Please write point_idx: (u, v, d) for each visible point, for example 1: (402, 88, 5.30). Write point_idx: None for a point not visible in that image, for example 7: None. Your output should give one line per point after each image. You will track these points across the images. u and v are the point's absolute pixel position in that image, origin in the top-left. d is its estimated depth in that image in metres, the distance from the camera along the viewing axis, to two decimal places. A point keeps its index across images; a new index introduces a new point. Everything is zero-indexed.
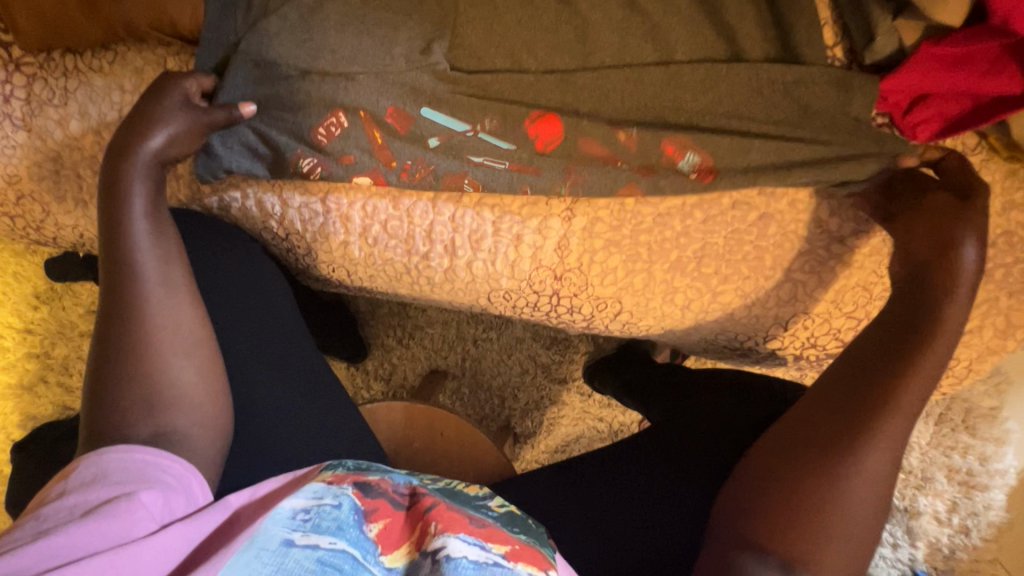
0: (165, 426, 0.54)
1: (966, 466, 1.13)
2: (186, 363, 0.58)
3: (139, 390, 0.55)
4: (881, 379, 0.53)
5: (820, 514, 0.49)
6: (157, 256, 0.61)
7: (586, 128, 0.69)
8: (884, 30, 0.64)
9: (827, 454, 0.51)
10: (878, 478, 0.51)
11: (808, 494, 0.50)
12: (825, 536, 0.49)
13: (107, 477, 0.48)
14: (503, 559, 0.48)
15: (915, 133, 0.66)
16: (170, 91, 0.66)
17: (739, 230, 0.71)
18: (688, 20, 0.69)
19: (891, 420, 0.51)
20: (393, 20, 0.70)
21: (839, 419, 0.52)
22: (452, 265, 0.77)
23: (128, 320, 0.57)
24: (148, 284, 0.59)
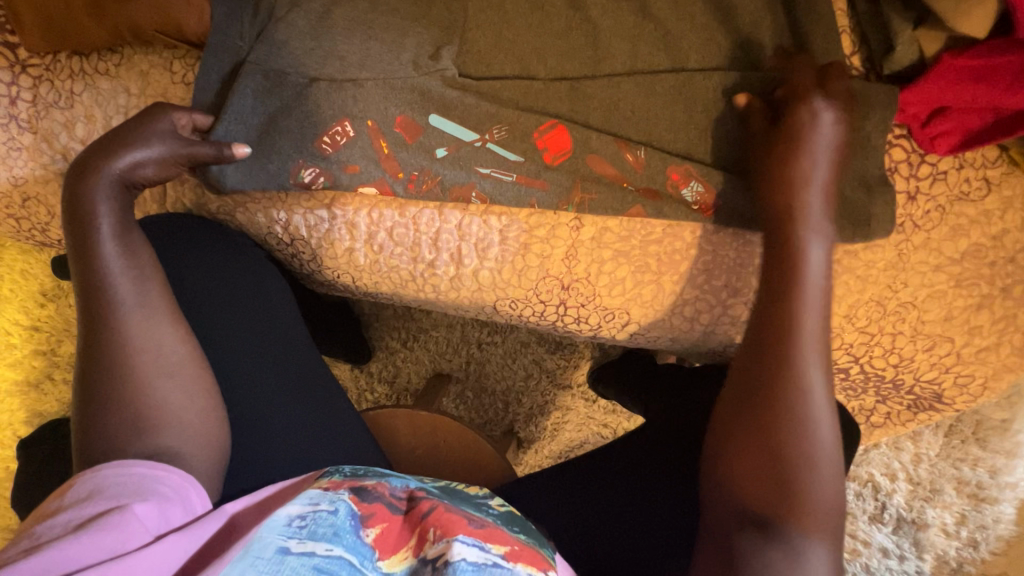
0: (157, 445, 0.54)
1: (975, 478, 1.12)
2: (173, 384, 0.57)
3: (124, 414, 0.54)
4: (784, 327, 0.53)
5: (785, 475, 0.49)
6: (133, 277, 0.58)
7: (595, 145, 0.69)
8: (904, 39, 0.62)
9: (767, 421, 0.51)
10: (823, 415, 0.51)
11: (763, 463, 0.50)
12: (803, 495, 0.48)
13: (102, 491, 0.48)
14: (502, 560, 0.47)
15: (932, 145, 0.64)
16: (157, 118, 0.64)
17: (752, 242, 0.69)
18: (701, 28, 0.68)
19: (805, 357, 0.52)
20: (400, 25, 0.71)
21: (763, 385, 0.52)
22: (458, 273, 0.75)
23: (111, 343, 0.55)
24: (127, 307, 0.57)
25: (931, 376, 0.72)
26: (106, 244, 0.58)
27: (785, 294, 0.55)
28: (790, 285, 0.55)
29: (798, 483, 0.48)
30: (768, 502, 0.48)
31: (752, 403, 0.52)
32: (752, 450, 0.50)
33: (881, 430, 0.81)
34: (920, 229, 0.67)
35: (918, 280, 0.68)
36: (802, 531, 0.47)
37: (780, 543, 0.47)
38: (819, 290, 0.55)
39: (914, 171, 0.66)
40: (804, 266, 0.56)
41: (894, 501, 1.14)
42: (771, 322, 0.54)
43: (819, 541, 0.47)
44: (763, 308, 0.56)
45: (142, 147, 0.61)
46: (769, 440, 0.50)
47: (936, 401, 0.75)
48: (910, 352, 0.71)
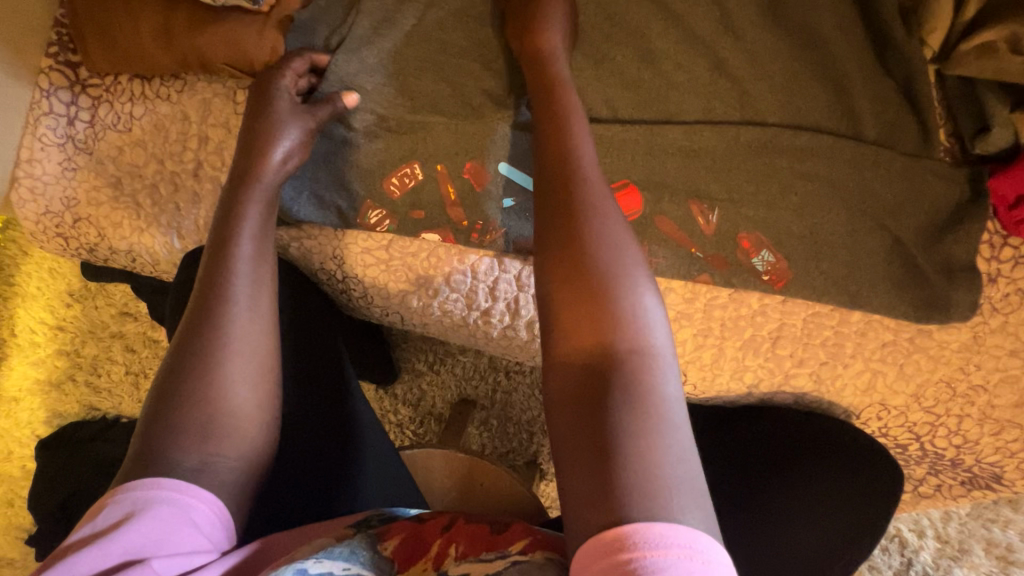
0: (212, 457, 0.51)
1: (1006, 541, 1.09)
2: (250, 393, 0.54)
3: (198, 411, 0.51)
4: (574, 190, 0.47)
5: (599, 332, 0.42)
6: (252, 279, 0.57)
7: (665, 206, 0.68)
8: (1001, 121, 0.61)
9: (565, 289, 0.44)
10: (637, 260, 0.45)
11: (603, 326, 0.42)
12: (634, 347, 0.42)
13: (128, 530, 0.44)
14: (520, 555, 0.46)
15: (1018, 229, 0.62)
16: (276, 94, 0.65)
17: (821, 313, 0.67)
18: (781, 89, 0.67)
19: (595, 206, 0.47)
20: (473, 68, 0.70)
21: (571, 245, 0.45)
22: (512, 323, 0.74)
23: (209, 334, 0.54)
24: (236, 306, 0.55)
25: (994, 458, 0.70)
26: (243, 245, 0.58)
27: (553, 154, 0.50)
28: (556, 157, 0.50)
29: (635, 339, 0.42)
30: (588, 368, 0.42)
31: (551, 281, 0.45)
32: (586, 310, 0.43)
33: (929, 501, 0.80)
34: (999, 312, 0.65)
35: (991, 363, 0.66)
36: (636, 383, 0.40)
37: (623, 402, 0.40)
38: (589, 152, 0.51)
39: (995, 253, 0.64)
40: (577, 135, 0.52)
41: (921, 558, 1.11)
42: (548, 181, 0.49)
43: (667, 394, 0.41)
44: (542, 178, 0.50)
45: (289, 136, 0.64)
46: (593, 293, 0.43)
47: (994, 481, 0.73)
48: (975, 435, 0.69)
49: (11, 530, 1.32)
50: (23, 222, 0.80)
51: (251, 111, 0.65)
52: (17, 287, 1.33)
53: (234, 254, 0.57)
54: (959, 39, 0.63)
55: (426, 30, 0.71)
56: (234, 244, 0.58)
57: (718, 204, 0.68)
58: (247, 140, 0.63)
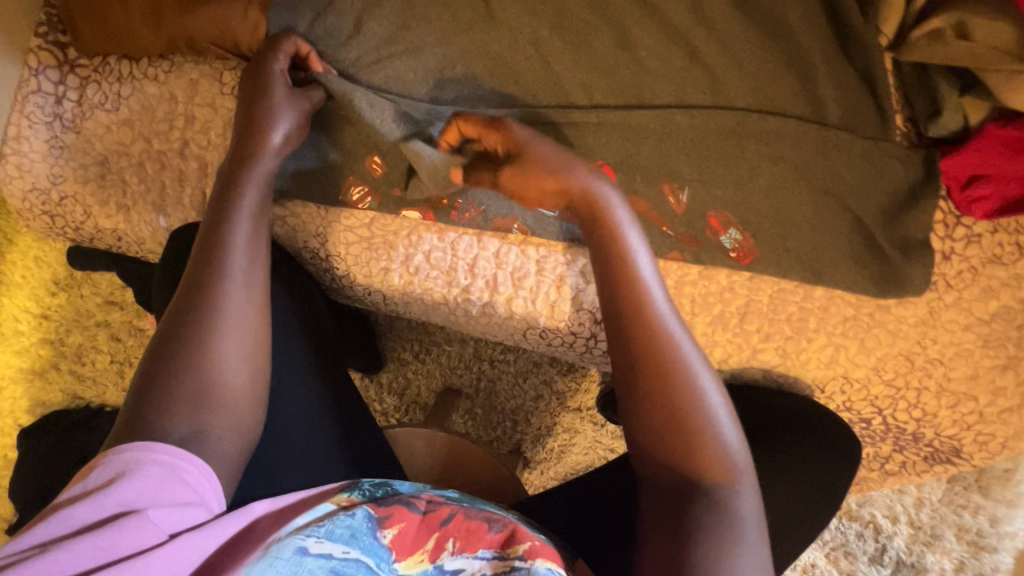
0: (203, 425, 0.51)
1: (976, 526, 1.08)
2: (242, 366, 0.55)
3: (193, 382, 0.52)
4: (643, 311, 0.53)
5: (685, 445, 0.50)
6: (248, 257, 0.59)
7: (638, 186, 0.71)
8: (951, 105, 0.65)
9: (654, 405, 0.51)
10: (706, 373, 0.52)
11: (680, 442, 0.50)
12: (712, 463, 0.49)
13: (121, 487, 0.44)
14: (521, 560, 0.48)
15: (969, 208, 0.66)
16: (270, 77, 0.66)
17: (786, 289, 0.70)
18: (749, 74, 0.70)
19: (666, 327, 0.53)
20: (455, 53, 0.73)
21: (652, 370, 0.52)
22: (491, 300, 0.75)
23: (204, 310, 0.55)
24: (231, 283, 0.57)
25: (952, 431, 0.73)
26: (239, 223, 0.60)
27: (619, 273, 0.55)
28: (620, 271, 0.55)
29: (709, 453, 0.50)
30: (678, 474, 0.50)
31: (637, 394, 0.52)
32: (667, 432, 0.51)
33: (895, 478, 0.82)
34: (952, 288, 0.68)
35: (946, 337, 0.69)
36: (719, 486, 0.49)
37: (708, 507, 0.48)
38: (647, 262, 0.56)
39: (949, 232, 0.67)
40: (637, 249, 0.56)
41: (894, 543, 1.10)
42: (619, 299, 0.54)
43: (741, 501, 0.49)
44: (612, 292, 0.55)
45: (284, 120, 0.65)
46: (675, 415, 0.50)
47: (953, 455, 0.75)
48: (933, 408, 0.71)
49: None
50: (10, 200, 0.81)
51: (244, 94, 0.66)
52: None
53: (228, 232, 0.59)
54: (913, 29, 0.66)
55: (410, 15, 0.73)
56: (230, 225, 0.59)
57: (689, 184, 0.70)
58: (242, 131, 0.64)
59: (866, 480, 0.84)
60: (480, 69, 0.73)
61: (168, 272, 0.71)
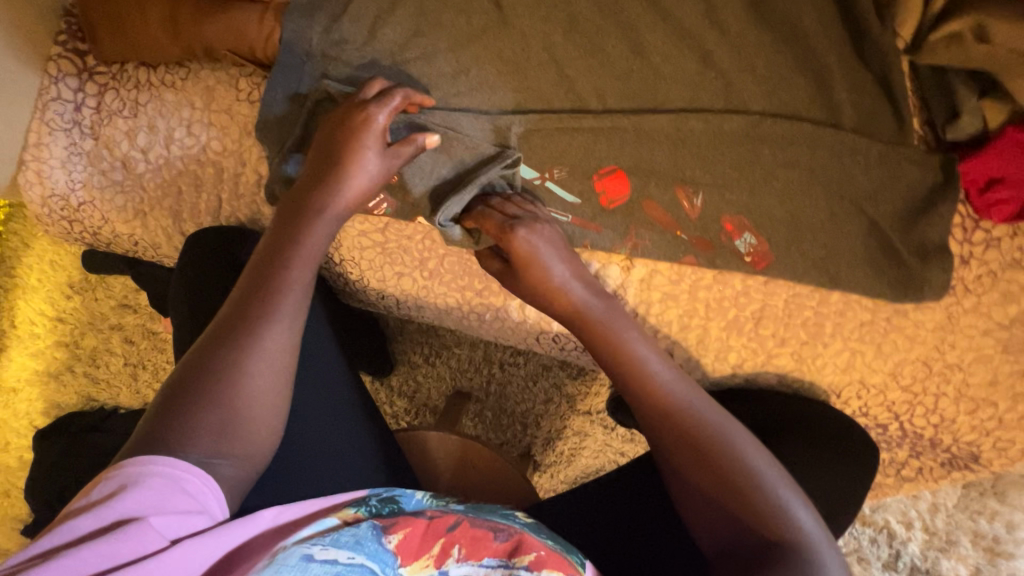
0: (218, 451, 0.49)
1: (992, 532, 1.07)
2: (271, 401, 0.53)
3: (218, 409, 0.49)
4: (655, 379, 0.55)
5: (744, 505, 0.49)
6: (298, 294, 0.57)
7: (652, 191, 0.71)
8: (969, 108, 0.65)
9: (695, 468, 0.51)
10: (731, 422, 0.53)
11: (727, 485, 0.50)
12: (766, 500, 0.48)
13: (123, 499, 0.43)
14: (526, 571, 0.47)
15: (988, 212, 0.65)
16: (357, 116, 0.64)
17: (802, 294, 0.69)
18: (763, 79, 0.70)
19: (685, 393, 0.54)
20: (469, 59, 0.73)
21: (680, 421, 0.53)
22: (505, 304, 0.76)
23: (241, 348, 0.52)
24: (279, 319, 0.54)
25: (970, 437, 0.72)
26: (294, 270, 0.58)
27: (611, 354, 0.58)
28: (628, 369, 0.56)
29: (761, 491, 0.49)
30: (745, 535, 0.48)
31: (677, 459, 0.53)
32: (713, 475, 0.50)
33: (911, 484, 0.81)
34: (971, 293, 0.67)
35: (965, 342, 0.68)
36: (792, 545, 0.46)
37: (784, 565, 0.44)
38: (655, 356, 0.57)
39: (968, 236, 0.67)
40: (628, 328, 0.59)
41: (909, 549, 1.09)
42: (621, 375, 0.57)
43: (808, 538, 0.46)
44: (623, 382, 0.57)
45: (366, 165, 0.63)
46: (718, 456, 0.51)
47: (972, 461, 0.74)
48: (951, 413, 0.71)
49: (8, 520, 1.33)
50: (30, 206, 0.82)
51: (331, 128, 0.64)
52: (18, 279, 1.33)
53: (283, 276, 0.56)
54: (929, 33, 0.66)
55: (423, 21, 0.74)
56: (287, 271, 0.57)
57: (703, 188, 0.70)
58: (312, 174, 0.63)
59: (881, 486, 0.83)
60: (493, 74, 0.73)
61: (185, 277, 0.72)
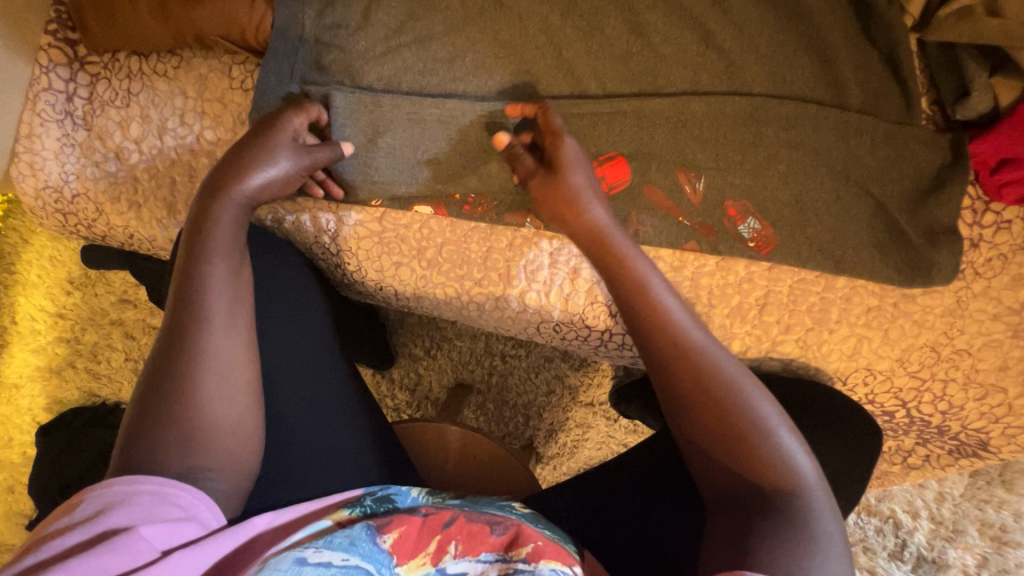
0: (198, 465, 0.49)
1: (999, 521, 1.05)
2: (229, 404, 0.52)
3: (178, 428, 0.49)
4: (658, 317, 0.54)
5: (748, 457, 0.48)
6: (226, 293, 0.54)
7: (653, 176, 0.69)
8: (979, 86, 0.63)
9: (703, 418, 0.50)
10: (741, 373, 0.51)
11: (728, 449, 0.48)
12: (767, 457, 0.47)
13: (112, 515, 0.43)
14: (524, 563, 0.46)
15: (999, 193, 0.64)
16: (279, 128, 0.62)
17: (807, 280, 0.68)
18: (767, 59, 0.68)
19: (701, 342, 0.52)
20: (466, 43, 0.72)
21: (669, 384, 0.52)
22: (504, 293, 0.74)
23: (178, 356, 0.51)
24: (208, 322, 0.52)
25: (979, 424, 0.70)
26: (216, 263, 0.54)
27: (622, 270, 0.58)
28: (638, 295, 0.56)
29: (765, 447, 0.48)
30: (741, 485, 0.48)
31: (678, 414, 0.52)
32: (712, 438, 0.49)
33: (918, 472, 0.79)
34: (981, 277, 0.66)
35: (974, 328, 0.67)
36: (788, 493, 0.46)
37: (776, 516, 0.44)
38: (665, 287, 0.56)
39: (978, 219, 0.65)
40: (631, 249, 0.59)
41: (915, 539, 1.07)
42: (629, 292, 0.56)
43: (807, 494, 0.46)
44: (629, 306, 0.56)
45: (276, 168, 0.60)
46: (720, 418, 0.49)
47: (981, 449, 0.73)
48: (960, 400, 0.69)
49: (12, 516, 1.32)
50: (23, 198, 0.81)
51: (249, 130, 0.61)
52: (18, 275, 1.33)
53: (202, 274, 0.54)
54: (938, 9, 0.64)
55: (419, 5, 0.72)
56: (206, 268, 0.54)
57: (705, 172, 0.69)
58: (225, 159, 0.59)
59: (887, 475, 0.82)
60: (491, 58, 0.72)
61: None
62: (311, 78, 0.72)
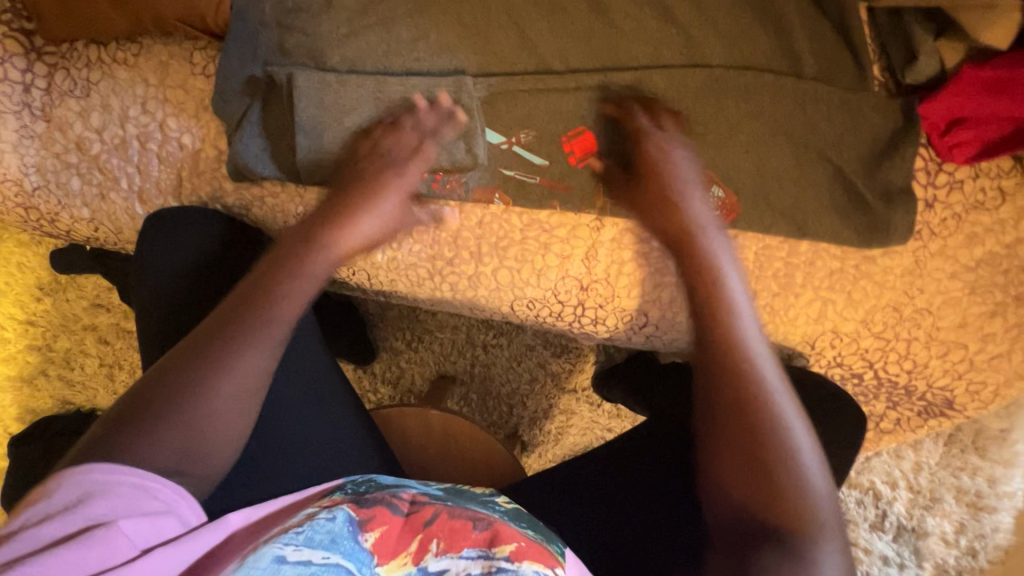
0: (181, 472, 0.47)
1: (974, 488, 1.07)
2: (228, 422, 0.50)
3: (176, 433, 0.47)
4: (723, 320, 0.51)
5: (768, 479, 0.46)
6: (266, 318, 0.53)
7: (619, 150, 0.70)
8: (925, 50, 0.65)
9: (731, 428, 0.48)
10: (791, 399, 0.49)
11: (751, 466, 0.47)
12: (793, 489, 0.46)
13: (91, 506, 0.43)
14: (508, 561, 0.46)
15: (950, 153, 0.66)
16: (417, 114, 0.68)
17: (771, 245, 0.70)
18: (725, 32, 0.70)
19: (758, 354, 0.50)
20: (429, 23, 0.72)
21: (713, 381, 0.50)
22: (476, 271, 0.75)
23: (194, 366, 0.50)
24: (236, 341, 0.51)
25: (943, 382, 0.72)
26: (274, 287, 0.55)
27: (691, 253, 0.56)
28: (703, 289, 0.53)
29: (788, 475, 0.46)
30: (754, 505, 0.47)
31: (711, 416, 0.50)
32: (743, 454, 0.47)
33: (889, 435, 0.81)
34: (937, 236, 0.68)
35: (933, 287, 0.68)
36: (800, 523, 0.45)
37: (787, 543, 0.44)
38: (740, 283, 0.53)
39: (932, 179, 0.67)
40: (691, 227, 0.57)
41: (895, 508, 1.09)
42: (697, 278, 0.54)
43: (823, 526, 0.45)
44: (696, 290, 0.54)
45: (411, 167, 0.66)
46: (756, 436, 0.47)
47: (947, 407, 0.75)
48: (923, 358, 0.71)
49: None
50: None
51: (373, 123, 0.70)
52: None
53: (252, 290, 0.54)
54: None
55: None
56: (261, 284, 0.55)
57: None
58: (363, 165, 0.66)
59: None
60: (454, 38, 0.72)
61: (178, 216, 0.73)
62: (274, 61, 0.72)
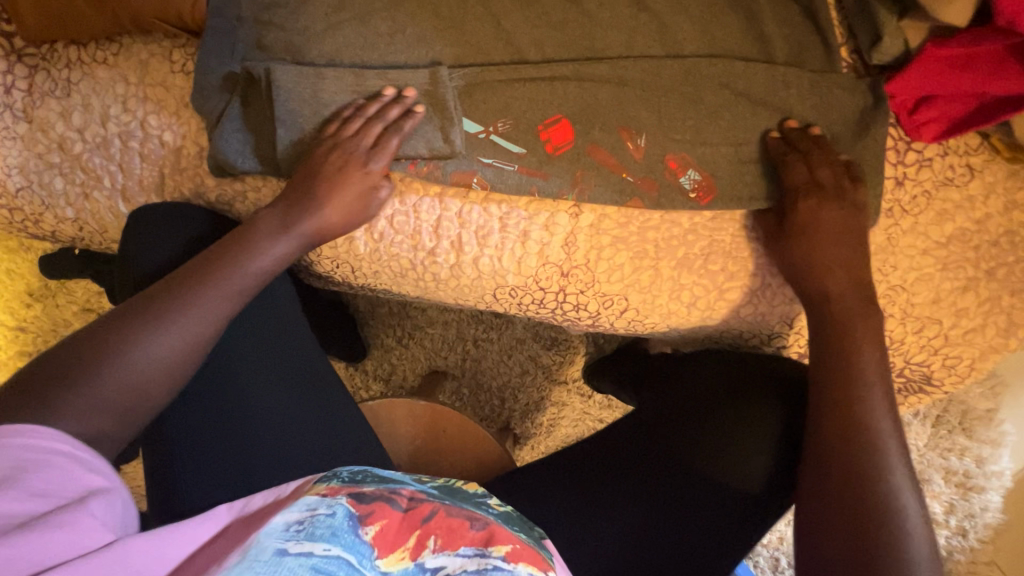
0: (105, 390, 0.55)
1: (962, 468, 1.06)
2: (156, 363, 0.57)
3: (113, 357, 0.56)
4: (855, 370, 0.59)
5: (868, 505, 0.54)
6: (234, 289, 0.63)
7: (596, 137, 0.71)
8: (891, 31, 0.67)
9: (840, 457, 0.57)
10: (894, 443, 0.57)
11: (847, 498, 0.55)
12: (891, 513, 0.54)
13: (33, 477, 0.45)
14: (503, 561, 0.47)
15: (919, 132, 0.68)
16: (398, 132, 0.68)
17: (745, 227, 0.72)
18: (696, 18, 0.71)
19: (877, 396, 0.59)
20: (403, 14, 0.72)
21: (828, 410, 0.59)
22: (458, 261, 0.76)
23: (155, 303, 0.59)
24: (199, 298, 0.60)
25: (921, 358, 0.73)
26: (250, 261, 0.65)
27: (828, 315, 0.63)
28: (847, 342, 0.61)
29: (887, 505, 0.54)
30: (856, 531, 0.54)
31: (825, 447, 0.58)
32: (840, 485, 0.56)
33: None
34: (908, 213, 0.69)
35: (906, 263, 0.70)
36: (885, 545, 0.52)
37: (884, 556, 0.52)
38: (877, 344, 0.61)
39: (901, 158, 0.69)
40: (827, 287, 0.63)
41: None
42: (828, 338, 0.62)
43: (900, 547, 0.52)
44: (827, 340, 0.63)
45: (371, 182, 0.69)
46: (846, 472, 0.56)
47: (925, 383, 0.76)
48: (900, 335, 0.72)
49: None
50: None
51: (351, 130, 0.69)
52: None
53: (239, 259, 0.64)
54: None
55: None
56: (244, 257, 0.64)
57: (646, 129, 0.71)
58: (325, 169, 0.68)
59: None
60: (429, 29, 0.73)
61: (163, 218, 0.73)
62: (251, 57, 0.72)
